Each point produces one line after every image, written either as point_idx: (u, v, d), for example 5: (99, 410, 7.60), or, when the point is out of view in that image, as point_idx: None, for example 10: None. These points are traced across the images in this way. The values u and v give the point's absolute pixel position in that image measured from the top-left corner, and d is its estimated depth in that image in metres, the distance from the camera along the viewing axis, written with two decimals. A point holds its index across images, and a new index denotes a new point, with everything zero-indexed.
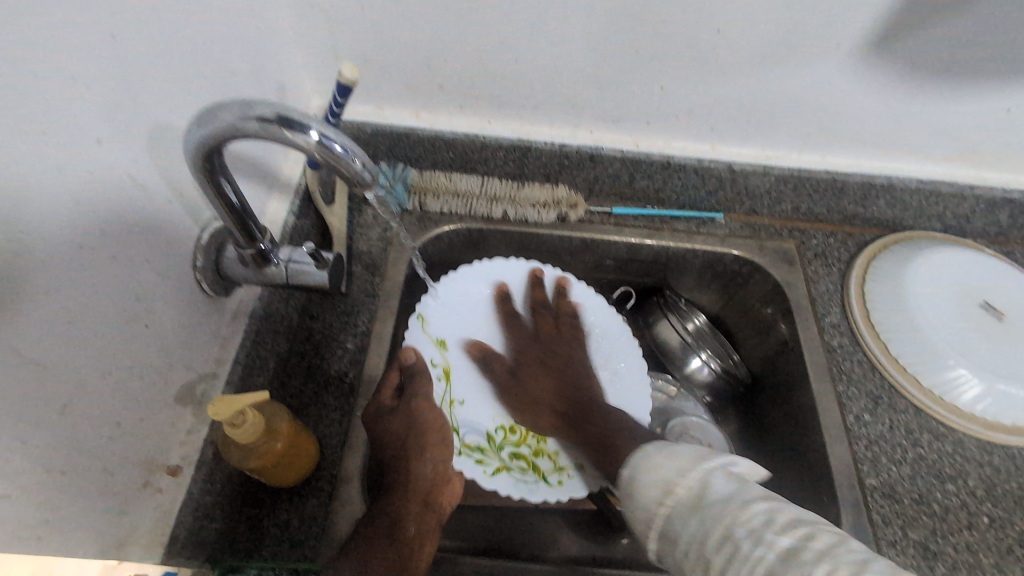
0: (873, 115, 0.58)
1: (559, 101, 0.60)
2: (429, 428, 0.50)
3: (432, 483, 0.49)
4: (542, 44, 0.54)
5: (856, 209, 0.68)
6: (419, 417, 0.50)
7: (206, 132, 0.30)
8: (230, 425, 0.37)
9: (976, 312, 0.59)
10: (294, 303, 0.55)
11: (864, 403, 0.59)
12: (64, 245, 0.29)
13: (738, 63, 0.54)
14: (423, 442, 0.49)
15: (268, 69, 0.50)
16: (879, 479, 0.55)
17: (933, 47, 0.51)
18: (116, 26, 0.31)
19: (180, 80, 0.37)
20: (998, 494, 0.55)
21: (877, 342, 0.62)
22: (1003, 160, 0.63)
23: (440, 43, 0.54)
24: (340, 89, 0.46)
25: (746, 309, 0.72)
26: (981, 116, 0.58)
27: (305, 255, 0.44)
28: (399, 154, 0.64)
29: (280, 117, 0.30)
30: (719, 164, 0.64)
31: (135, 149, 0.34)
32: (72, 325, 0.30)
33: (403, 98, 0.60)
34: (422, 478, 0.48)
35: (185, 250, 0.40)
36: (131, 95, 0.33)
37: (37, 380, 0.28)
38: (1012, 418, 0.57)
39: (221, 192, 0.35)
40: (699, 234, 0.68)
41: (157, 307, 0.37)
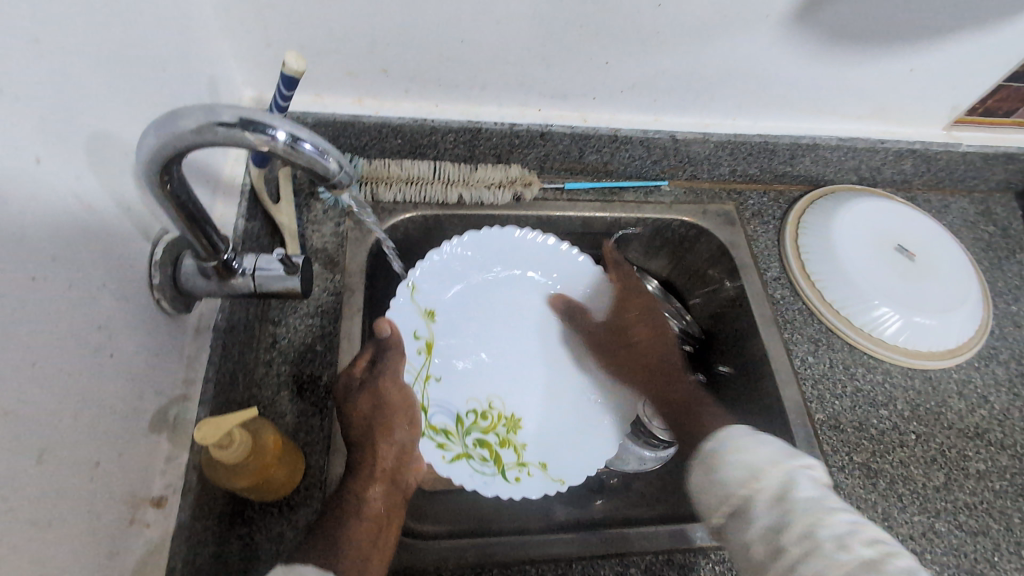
0: (799, 80, 0.62)
1: (506, 81, 0.60)
2: (394, 405, 0.50)
3: (398, 461, 0.49)
4: (488, 23, 0.53)
5: (786, 169, 0.73)
6: (384, 394, 0.50)
7: (163, 141, 0.28)
8: (218, 447, 0.36)
9: (892, 255, 0.66)
10: (254, 312, 0.53)
11: (807, 346, 0.65)
12: (21, 282, 0.27)
13: (679, 34, 0.55)
14: (392, 420, 0.50)
15: (197, 63, 0.46)
16: (826, 413, 0.61)
17: (852, 14, 0.55)
18: (37, 28, 0.28)
19: (110, 83, 0.34)
20: (921, 412, 0.63)
21: (813, 290, 0.68)
22: (908, 115, 0.70)
23: (381, 26, 0.52)
24: (286, 81, 0.43)
25: (693, 271, 0.76)
26: (890, 76, 0.64)
27: (273, 261, 0.42)
28: (345, 144, 0.61)
29: (243, 119, 0.28)
30: (663, 135, 0.66)
31: (77, 168, 0.31)
32: (39, 368, 0.28)
33: (344, 85, 0.58)
34: (388, 458, 0.48)
35: (139, 270, 0.37)
36: (64, 107, 0.30)
37: (12, 431, 0.26)
38: (928, 345, 0.65)
39: (179, 203, 0.33)
40: (647, 203, 0.71)
41: (120, 335, 0.35)
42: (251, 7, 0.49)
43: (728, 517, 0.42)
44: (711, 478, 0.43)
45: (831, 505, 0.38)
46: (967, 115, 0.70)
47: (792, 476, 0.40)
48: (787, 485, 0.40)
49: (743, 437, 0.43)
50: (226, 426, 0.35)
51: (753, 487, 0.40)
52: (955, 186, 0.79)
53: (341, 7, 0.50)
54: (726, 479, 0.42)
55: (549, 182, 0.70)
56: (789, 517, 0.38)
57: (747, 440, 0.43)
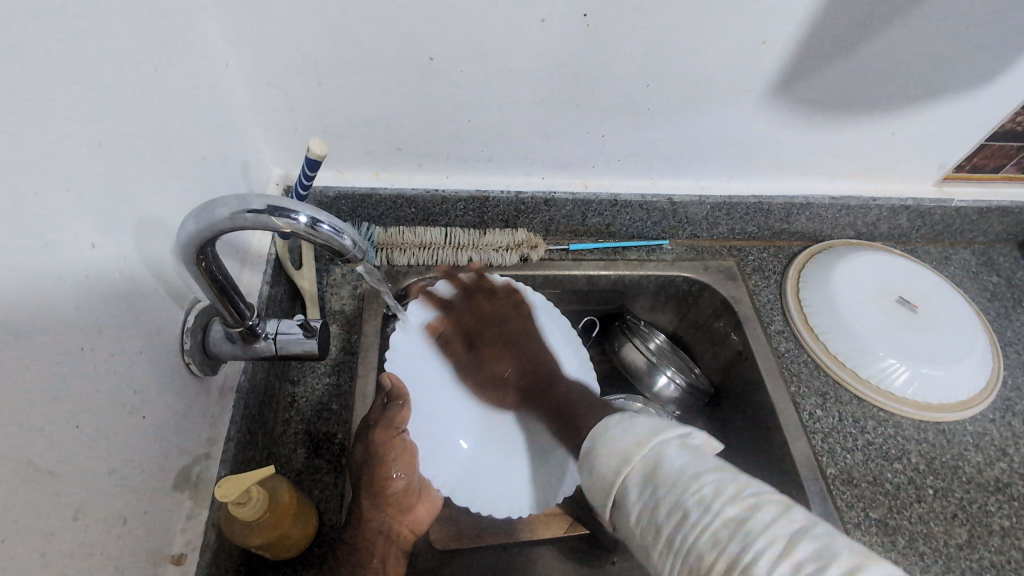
0: (785, 146, 0.67)
1: (511, 154, 0.64)
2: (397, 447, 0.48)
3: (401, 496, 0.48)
4: (492, 106, 0.58)
5: (782, 226, 0.76)
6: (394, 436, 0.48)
7: (201, 226, 0.32)
8: (237, 503, 0.38)
9: (893, 308, 0.67)
10: (275, 373, 0.56)
11: (814, 399, 0.66)
12: (72, 351, 0.30)
13: (668, 108, 0.60)
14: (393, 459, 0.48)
15: (232, 149, 0.52)
16: (839, 467, 0.61)
17: (827, 87, 0.60)
18: (100, 134, 0.33)
19: (156, 174, 0.39)
20: (937, 466, 0.62)
21: (817, 343, 0.68)
22: (896, 174, 0.73)
23: (395, 113, 0.58)
24: (311, 162, 0.48)
25: (702, 324, 0.77)
26: (873, 139, 0.67)
27: (293, 326, 0.45)
28: (363, 213, 0.66)
29: (270, 206, 0.32)
30: (661, 198, 0.70)
31: (124, 247, 0.35)
32: (81, 429, 0.31)
33: (363, 161, 0.63)
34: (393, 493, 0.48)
35: (172, 336, 0.40)
36: (117, 197, 0.34)
37: (53, 489, 0.29)
38: (937, 397, 0.65)
39: (211, 276, 0.37)
40: (650, 261, 0.74)
41: (151, 397, 0.38)
42: (281, 99, 0.55)
43: (614, 508, 0.43)
44: (595, 475, 0.44)
45: (693, 473, 0.39)
46: (955, 171, 0.73)
47: (661, 449, 0.42)
48: (657, 459, 0.41)
49: (615, 426, 0.46)
50: (246, 483, 0.37)
51: (623, 472, 0.42)
52: (954, 239, 0.81)
53: (359, 97, 0.55)
54: (603, 471, 0.43)
55: (554, 244, 0.74)
56: (660, 490, 0.39)
57: (619, 430, 0.45)
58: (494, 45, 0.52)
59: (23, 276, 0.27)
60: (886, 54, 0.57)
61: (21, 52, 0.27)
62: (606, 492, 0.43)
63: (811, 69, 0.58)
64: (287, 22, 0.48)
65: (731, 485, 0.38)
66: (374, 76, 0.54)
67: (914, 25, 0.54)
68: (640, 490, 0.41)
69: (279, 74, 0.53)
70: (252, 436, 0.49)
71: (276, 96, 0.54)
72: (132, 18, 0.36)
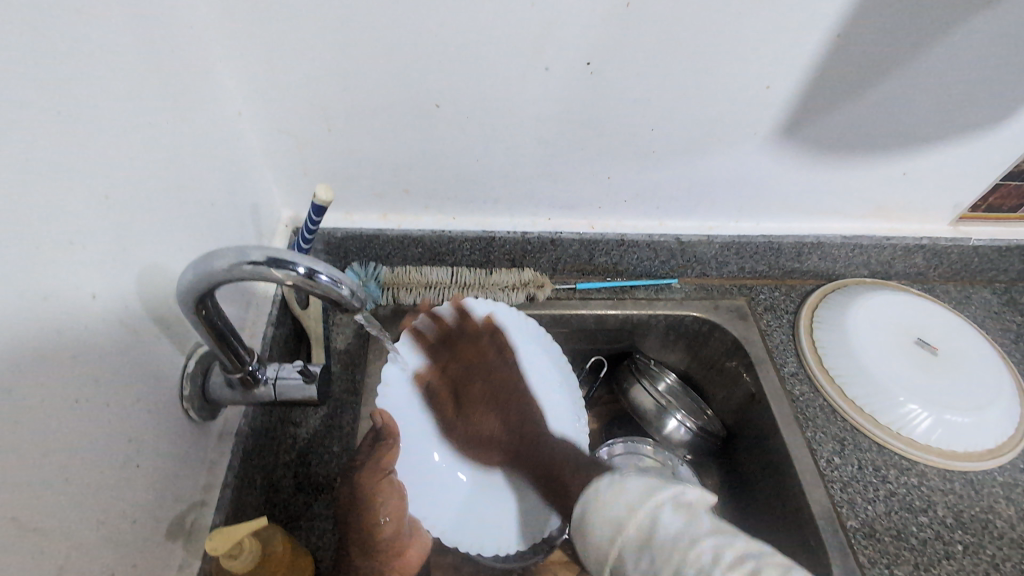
0: (793, 187, 0.66)
1: (517, 196, 0.65)
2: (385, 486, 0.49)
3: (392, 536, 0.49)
4: (497, 150, 0.59)
5: (794, 265, 0.75)
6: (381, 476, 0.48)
7: (201, 277, 0.32)
8: (229, 556, 0.37)
9: (912, 350, 0.64)
10: (278, 415, 0.55)
11: (832, 446, 0.63)
12: (66, 403, 0.30)
13: (673, 151, 0.60)
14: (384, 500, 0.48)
15: (241, 194, 0.53)
16: (860, 520, 0.58)
17: (833, 130, 0.59)
18: (108, 187, 0.33)
19: (162, 223, 0.39)
20: (966, 520, 0.59)
21: (834, 387, 0.66)
22: (909, 213, 0.72)
23: (402, 158, 0.59)
24: (317, 209, 0.49)
25: (714, 364, 0.75)
26: (884, 179, 0.67)
27: (293, 371, 0.45)
28: (370, 253, 0.67)
29: (271, 257, 0.32)
30: (668, 238, 0.69)
31: (126, 294, 0.35)
32: (71, 481, 0.30)
33: (370, 203, 0.64)
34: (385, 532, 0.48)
35: (172, 382, 0.40)
36: (123, 247, 0.35)
37: (38, 545, 0.28)
38: (963, 445, 0.61)
39: (211, 325, 0.37)
40: (659, 300, 0.73)
41: (147, 445, 0.37)
42: (291, 144, 0.56)
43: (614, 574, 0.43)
44: (590, 541, 0.45)
45: (691, 538, 0.40)
46: (971, 211, 0.72)
47: (655, 513, 0.42)
48: (652, 523, 0.42)
49: (605, 489, 0.47)
50: (239, 534, 0.36)
51: (617, 540, 0.43)
52: (975, 277, 0.79)
53: (367, 143, 0.57)
54: (598, 537, 0.44)
55: (562, 282, 0.73)
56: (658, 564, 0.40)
57: (608, 492, 0.46)
58: (500, 93, 0.53)
59: (19, 329, 0.27)
60: (892, 98, 0.57)
61: (34, 115, 0.28)
62: (603, 559, 0.44)
63: (817, 113, 0.58)
64: (298, 73, 0.50)
65: (728, 547, 0.39)
66: (383, 122, 0.55)
67: (921, 69, 0.54)
68: (634, 561, 0.42)
69: (291, 122, 0.54)
70: (251, 481, 0.48)
71: (287, 141, 0.56)
72: (147, 74, 0.38)
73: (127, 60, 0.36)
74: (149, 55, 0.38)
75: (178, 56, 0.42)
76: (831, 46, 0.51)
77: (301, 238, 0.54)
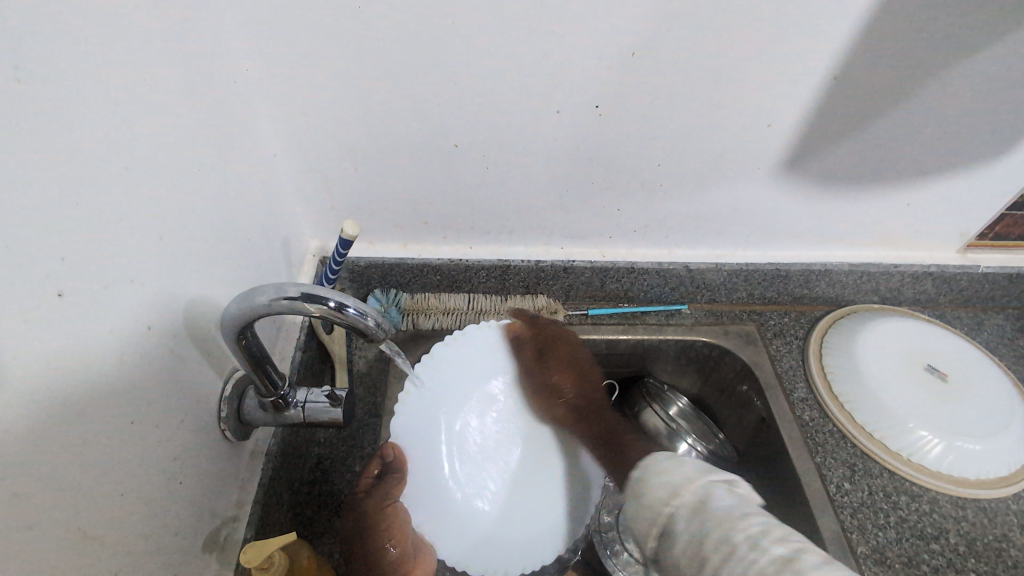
0: (798, 218, 0.68)
1: (531, 227, 0.68)
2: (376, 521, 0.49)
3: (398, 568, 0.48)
4: (511, 184, 0.62)
5: (802, 291, 0.77)
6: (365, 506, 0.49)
7: (244, 309, 0.36)
8: (261, 569, 0.40)
9: (922, 375, 0.65)
10: (306, 435, 0.59)
11: (842, 471, 0.63)
12: (120, 424, 0.33)
13: (678, 184, 0.63)
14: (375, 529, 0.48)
15: (274, 228, 0.57)
16: (870, 546, 0.58)
17: (835, 164, 0.62)
18: (163, 230, 0.38)
19: (206, 259, 0.44)
20: (979, 548, 0.59)
21: (843, 412, 0.67)
22: (917, 242, 0.73)
23: (421, 193, 0.62)
24: (344, 242, 0.53)
25: (724, 388, 0.76)
26: (888, 210, 0.69)
27: (320, 396, 0.48)
28: (392, 281, 0.70)
29: (305, 294, 0.36)
30: (678, 266, 0.72)
31: (174, 327, 0.39)
32: (124, 496, 0.34)
33: (392, 234, 0.68)
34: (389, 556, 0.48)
35: (211, 406, 0.44)
36: (175, 283, 0.39)
37: (96, 553, 0.32)
38: (975, 472, 0.62)
39: (249, 352, 0.40)
40: (669, 325, 0.75)
41: (188, 463, 0.41)
42: (320, 182, 0.60)
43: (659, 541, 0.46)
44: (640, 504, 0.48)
45: (743, 511, 0.42)
46: (978, 239, 0.73)
47: (707, 490, 0.45)
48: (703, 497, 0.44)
49: (663, 461, 0.49)
50: (271, 547, 0.39)
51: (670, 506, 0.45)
52: (986, 303, 0.80)
53: (390, 179, 0.60)
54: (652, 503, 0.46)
55: (574, 308, 0.76)
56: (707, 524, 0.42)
57: (665, 462, 0.49)
58: (515, 134, 0.57)
59: (90, 361, 0.31)
60: (893, 132, 0.59)
61: (103, 172, 0.32)
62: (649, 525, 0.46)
63: (817, 150, 0.60)
64: (329, 118, 0.54)
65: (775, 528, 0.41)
66: (406, 161, 0.59)
67: (920, 106, 0.56)
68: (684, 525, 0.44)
69: (322, 162, 0.58)
70: (277, 497, 0.52)
71: (317, 179, 0.60)
72: (195, 126, 0.42)
73: (182, 116, 0.40)
74: (199, 110, 0.42)
75: (223, 106, 0.46)
76: (830, 87, 0.54)
77: (328, 268, 0.58)
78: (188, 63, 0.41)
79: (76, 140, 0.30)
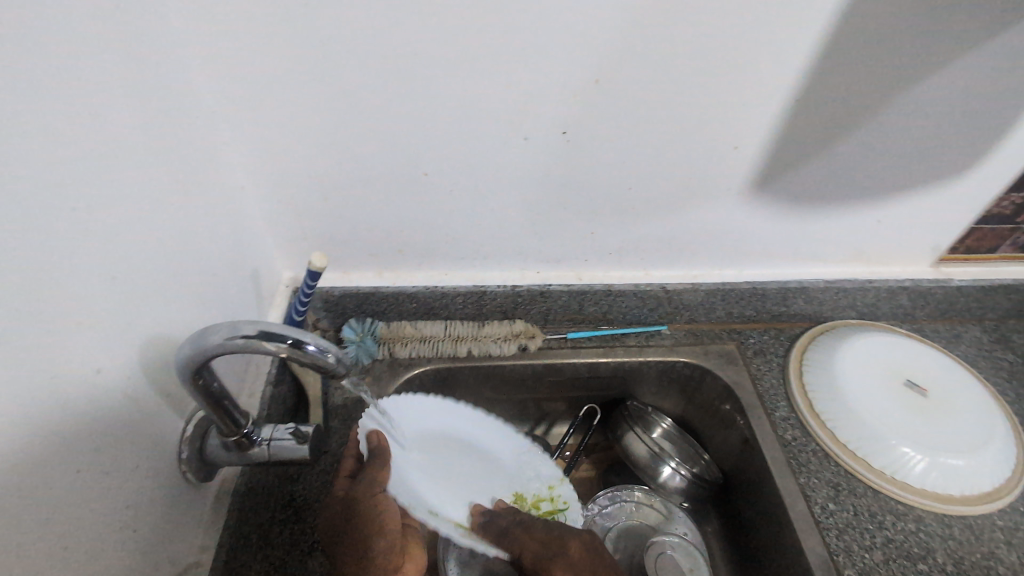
0: (770, 237, 0.69)
1: (506, 252, 0.68)
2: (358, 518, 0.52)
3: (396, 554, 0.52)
4: (482, 210, 0.62)
5: (781, 309, 0.77)
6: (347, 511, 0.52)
7: (197, 352, 0.35)
8: None
9: (902, 391, 0.65)
10: (276, 472, 0.57)
11: (826, 491, 0.63)
12: (66, 473, 0.32)
13: (650, 206, 0.63)
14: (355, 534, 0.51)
15: (242, 260, 0.57)
16: (857, 569, 0.57)
17: (803, 182, 0.62)
18: (117, 268, 0.37)
19: (167, 295, 0.43)
20: (967, 567, 0.58)
21: (825, 431, 0.66)
22: (890, 258, 0.74)
23: (393, 221, 0.62)
24: (312, 274, 0.53)
25: (708, 407, 0.76)
26: (859, 228, 0.69)
27: (286, 432, 0.47)
28: (367, 309, 0.70)
29: (262, 332, 0.35)
30: (655, 287, 0.72)
31: (127, 368, 0.38)
32: (69, 549, 0.32)
33: (367, 263, 0.67)
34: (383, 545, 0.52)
35: (171, 447, 0.42)
36: (130, 322, 0.38)
37: None
38: (959, 488, 0.61)
39: (207, 393, 0.39)
40: (649, 346, 0.75)
41: (143, 508, 0.39)
42: (291, 213, 0.60)
43: None
44: None
45: None
46: (950, 253, 0.74)
47: None
48: None
49: None
50: None
51: None
52: (964, 316, 0.80)
53: (361, 208, 0.60)
54: None
55: (553, 332, 0.75)
56: None
57: None
58: (484, 159, 0.57)
59: (31, 408, 0.30)
60: (858, 150, 0.60)
61: (47, 212, 0.31)
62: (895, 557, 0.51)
63: (785, 170, 0.61)
64: (297, 149, 0.54)
65: None
66: (376, 191, 0.58)
67: (884, 125, 0.57)
68: None
69: (291, 192, 0.58)
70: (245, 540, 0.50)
71: (286, 210, 0.59)
72: (153, 162, 0.41)
73: (138, 154, 0.40)
74: (157, 146, 0.42)
75: (184, 140, 0.46)
76: (791, 108, 0.55)
77: (297, 299, 0.57)
78: (145, 99, 0.41)
79: (17, 180, 0.29)
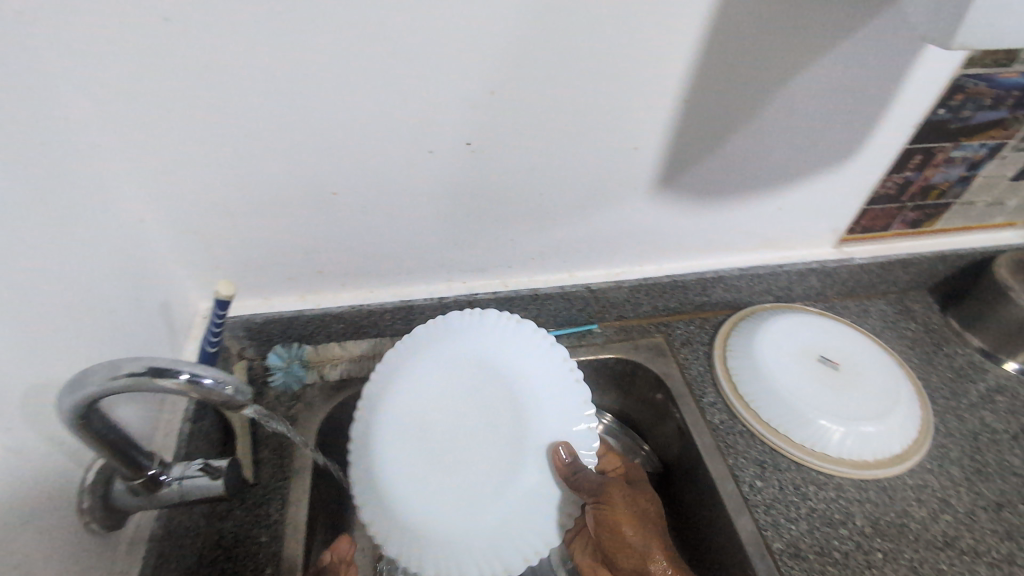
0: (684, 231, 0.72)
1: (430, 265, 0.68)
2: None
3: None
4: (399, 226, 0.62)
5: (702, 298, 0.80)
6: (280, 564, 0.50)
7: (78, 397, 0.34)
8: None
9: (815, 367, 0.69)
10: (201, 511, 0.55)
11: (752, 470, 0.65)
12: None
13: (564, 210, 0.65)
14: None
15: (149, 294, 0.55)
16: (784, 541, 0.60)
17: (706, 177, 0.66)
18: None
19: (56, 339, 0.41)
20: (883, 527, 0.62)
21: (750, 412, 0.69)
22: (797, 243, 0.78)
23: (309, 243, 0.61)
24: (221, 303, 0.51)
25: (643, 400, 0.78)
26: (764, 216, 0.73)
27: (197, 468, 0.47)
28: (293, 334, 0.68)
29: (150, 368, 0.34)
30: (580, 288, 0.74)
31: (11, 419, 0.36)
32: None
33: (288, 287, 0.66)
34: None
35: (71, 499, 0.40)
36: (11, 371, 0.36)
37: None
38: (871, 453, 0.65)
39: (100, 437, 0.38)
40: (581, 346, 0.77)
41: (42, 565, 0.37)
42: (200, 243, 0.58)
43: None
44: None
45: None
46: (849, 234, 0.79)
47: None
48: None
49: None
50: None
51: None
52: (870, 291, 0.86)
53: (273, 232, 0.59)
54: None
55: None
56: None
57: None
58: (393, 175, 0.57)
59: None
60: (751, 143, 0.63)
61: None
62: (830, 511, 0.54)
63: (687, 166, 0.64)
64: (197, 177, 0.53)
65: None
66: (286, 214, 0.58)
67: (771, 119, 0.61)
68: None
69: (197, 221, 0.56)
70: None
71: (195, 240, 0.58)
72: (32, 202, 0.40)
73: (13, 195, 0.38)
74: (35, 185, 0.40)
75: (68, 177, 0.44)
76: (683, 109, 0.58)
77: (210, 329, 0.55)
78: (16, 137, 0.39)
79: None
